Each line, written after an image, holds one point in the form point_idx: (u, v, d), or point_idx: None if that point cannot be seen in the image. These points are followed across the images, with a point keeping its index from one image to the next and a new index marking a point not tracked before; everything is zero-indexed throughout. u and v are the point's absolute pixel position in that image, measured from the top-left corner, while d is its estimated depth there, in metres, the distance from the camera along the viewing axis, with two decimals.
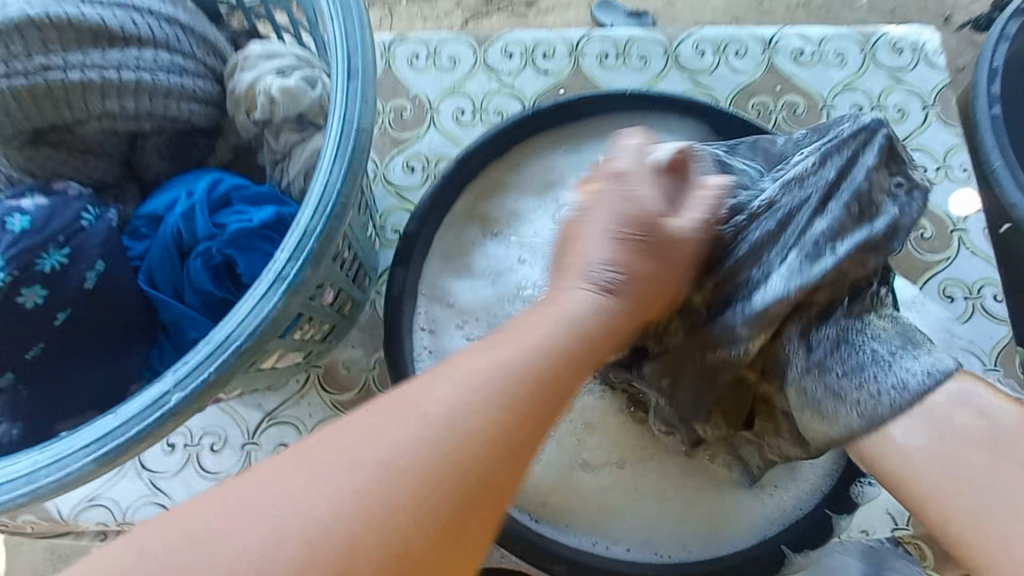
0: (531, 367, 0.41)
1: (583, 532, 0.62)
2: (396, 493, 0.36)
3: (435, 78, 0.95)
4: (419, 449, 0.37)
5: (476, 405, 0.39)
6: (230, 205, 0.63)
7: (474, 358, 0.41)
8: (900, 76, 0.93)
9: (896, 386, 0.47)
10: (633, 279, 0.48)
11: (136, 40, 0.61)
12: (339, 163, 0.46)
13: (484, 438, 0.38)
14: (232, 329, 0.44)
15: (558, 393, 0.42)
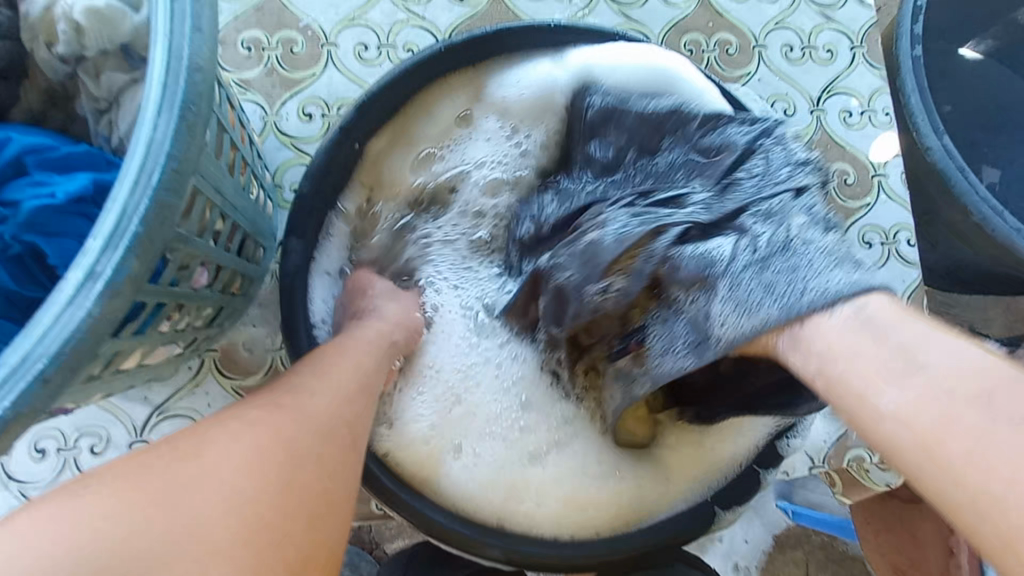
0: (342, 397, 0.44)
1: (532, 517, 0.58)
2: (207, 527, 0.31)
3: (330, 3, 0.81)
4: (240, 480, 0.34)
5: (285, 449, 0.37)
6: (31, 170, 0.40)
7: (263, 417, 0.38)
8: (831, 14, 0.90)
9: (817, 291, 0.43)
10: (418, 314, 0.59)
11: None
12: (168, 110, 0.30)
13: (285, 469, 0.36)
14: (19, 353, 0.28)
15: (332, 460, 0.39)
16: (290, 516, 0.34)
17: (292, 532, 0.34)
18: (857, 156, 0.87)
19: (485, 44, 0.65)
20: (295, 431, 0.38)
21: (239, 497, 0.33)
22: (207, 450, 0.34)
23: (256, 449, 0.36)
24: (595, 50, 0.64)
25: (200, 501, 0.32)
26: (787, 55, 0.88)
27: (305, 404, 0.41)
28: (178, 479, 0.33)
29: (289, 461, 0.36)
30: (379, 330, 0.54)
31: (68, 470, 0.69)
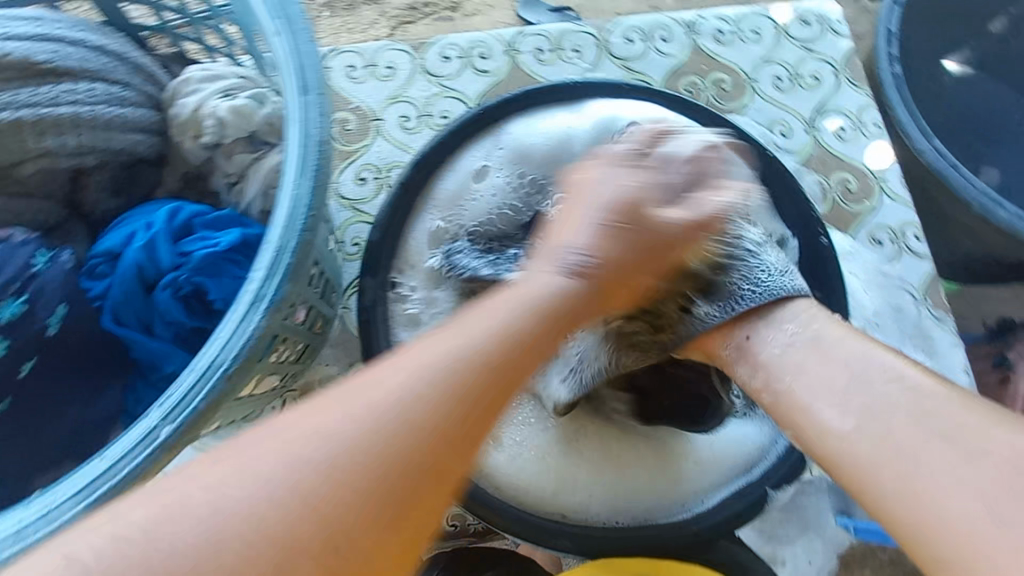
0: (472, 360, 0.40)
1: (596, 507, 0.63)
2: (361, 465, 0.35)
3: (375, 86, 0.95)
4: (391, 423, 0.36)
5: (455, 377, 0.39)
6: (196, 231, 0.50)
7: (425, 347, 0.41)
8: (812, 46, 1.01)
9: (781, 291, 0.58)
10: (609, 264, 0.50)
11: (57, 70, 0.51)
12: (307, 173, 0.41)
13: (431, 416, 0.37)
14: (213, 357, 0.37)
15: (456, 424, 0.38)
16: (436, 456, 0.37)
17: (442, 476, 0.37)
18: (857, 165, 0.95)
19: (513, 104, 0.77)
20: (481, 343, 0.41)
21: (397, 437, 0.36)
22: (363, 398, 0.37)
23: (408, 386, 0.38)
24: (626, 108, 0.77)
25: (345, 434, 0.35)
26: (777, 85, 0.98)
27: (508, 305, 0.45)
28: (281, 457, 0.34)
29: (464, 395, 0.39)
30: (534, 294, 0.46)
31: None
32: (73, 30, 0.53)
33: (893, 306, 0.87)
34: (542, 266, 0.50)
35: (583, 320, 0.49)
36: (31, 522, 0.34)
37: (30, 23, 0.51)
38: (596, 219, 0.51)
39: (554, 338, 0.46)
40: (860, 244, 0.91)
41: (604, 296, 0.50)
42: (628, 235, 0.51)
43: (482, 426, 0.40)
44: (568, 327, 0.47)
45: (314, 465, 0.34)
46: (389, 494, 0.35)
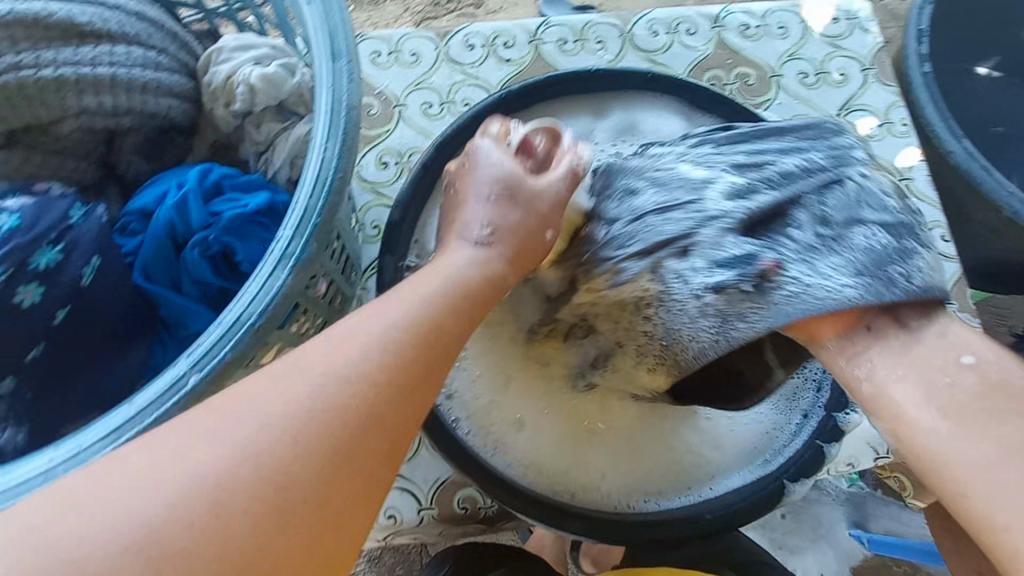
0: (397, 333, 0.41)
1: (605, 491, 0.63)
2: (314, 424, 0.36)
3: (399, 73, 0.96)
4: (341, 392, 0.38)
5: (393, 347, 0.41)
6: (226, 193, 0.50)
7: (380, 311, 0.42)
8: (839, 43, 1.00)
9: (904, 280, 0.47)
10: (506, 232, 0.51)
11: (99, 33, 0.52)
12: (335, 137, 0.41)
13: (370, 389, 0.39)
14: (238, 312, 0.38)
15: (394, 391, 0.39)
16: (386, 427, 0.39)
17: (394, 438, 0.39)
18: (883, 163, 0.93)
19: (537, 89, 0.77)
20: (408, 314, 0.42)
21: (335, 418, 0.37)
22: (317, 364, 0.38)
23: (360, 352, 0.39)
24: (648, 113, 0.79)
25: (308, 389, 0.37)
26: (803, 81, 0.97)
27: (436, 282, 0.46)
28: (224, 434, 0.35)
29: (405, 365, 0.40)
30: (456, 262, 0.49)
31: None
32: None
33: None
34: (455, 241, 0.51)
35: (508, 286, 0.51)
36: (61, 461, 0.35)
37: None
38: (485, 195, 0.53)
39: (462, 320, 0.45)
40: None
41: (523, 264, 0.52)
42: (514, 209, 0.52)
43: (417, 396, 0.41)
44: (496, 299, 0.50)
45: (259, 446, 0.35)
46: (331, 456, 0.36)
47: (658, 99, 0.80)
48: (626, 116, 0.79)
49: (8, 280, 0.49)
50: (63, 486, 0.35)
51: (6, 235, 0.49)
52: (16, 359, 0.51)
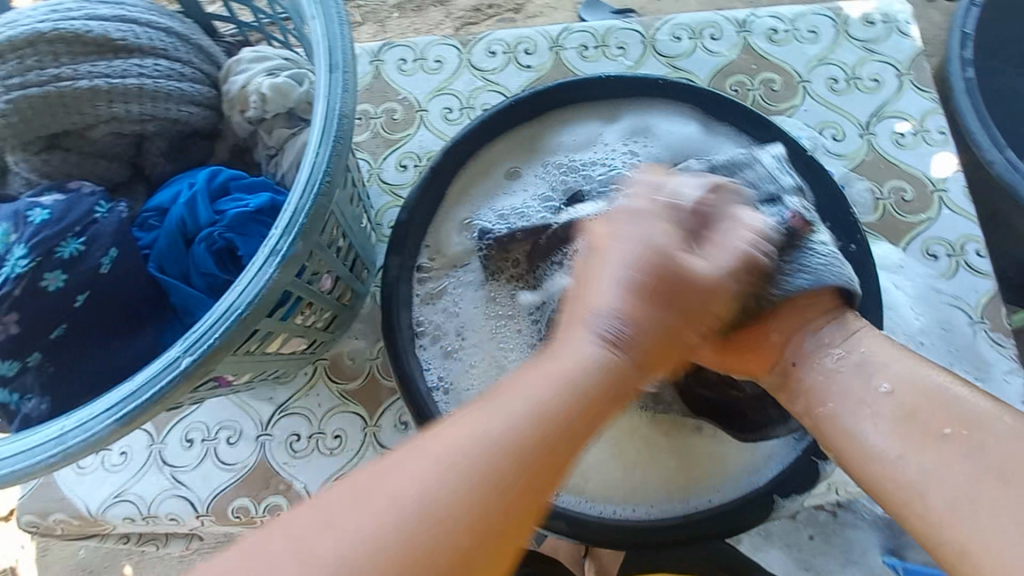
0: (529, 433, 0.39)
1: (588, 493, 0.64)
2: (448, 510, 0.36)
3: (423, 79, 0.99)
4: (445, 481, 0.37)
5: (506, 450, 0.38)
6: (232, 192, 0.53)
7: (480, 421, 0.39)
8: (873, 47, 0.96)
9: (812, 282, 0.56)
10: (643, 330, 0.46)
11: (130, 46, 0.51)
12: (326, 143, 0.44)
13: (507, 459, 0.38)
14: (230, 302, 0.41)
15: (530, 482, 0.38)
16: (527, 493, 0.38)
17: (518, 513, 0.38)
18: (915, 174, 0.89)
19: (547, 96, 0.79)
20: (549, 389, 0.42)
21: (469, 485, 0.37)
22: (456, 446, 0.38)
23: (497, 424, 0.39)
24: (661, 114, 0.79)
25: (416, 494, 0.36)
26: (832, 87, 0.94)
27: (542, 375, 0.43)
28: (351, 529, 0.35)
29: (511, 474, 0.38)
30: (588, 356, 0.44)
31: (210, 458, 0.83)
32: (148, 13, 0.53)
33: (943, 325, 0.82)
34: (580, 334, 0.46)
35: (633, 391, 0.46)
36: (70, 430, 0.39)
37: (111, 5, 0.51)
38: (621, 278, 0.47)
39: (592, 421, 0.42)
40: (911, 257, 0.85)
41: (655, 363, 0.47)
42: (661, 303, 0.47)
43: (534, 500, 0.39)
44: (616, 402, 0.44)
45: (369, 542, 0.35)
46: (484, 523, 0.37)
47: (670, 103, 0.79)
48: (637, 122, 0.79)
49: (34, 267, 0.46)
50: (73, 450, 0.39)
51: (34, 225, 0.47)
52: (36, 341, 0.47)
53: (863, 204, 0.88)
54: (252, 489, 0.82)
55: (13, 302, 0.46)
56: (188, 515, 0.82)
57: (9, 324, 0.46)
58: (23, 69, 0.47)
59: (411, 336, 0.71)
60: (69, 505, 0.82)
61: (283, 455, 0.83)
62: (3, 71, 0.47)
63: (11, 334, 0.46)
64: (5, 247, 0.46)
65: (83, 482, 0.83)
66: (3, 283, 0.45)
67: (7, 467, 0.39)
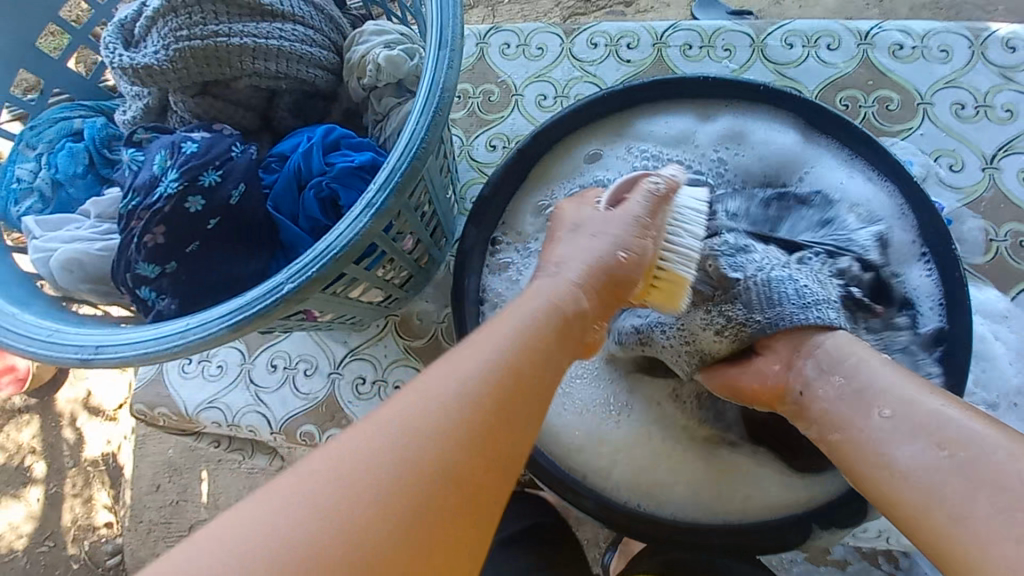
0: (497, 368, 0.40)
1: (622, 482, 0.65)
2: (426, 445, 0.36)
3: (523, 64, 1.03)
4: (428, 420, 0.37)
5: (485, 385, 0.39)
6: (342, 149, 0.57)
7: (455, 361, 0.41)
8: (1013, 74, 0.87)
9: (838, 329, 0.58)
10: (598, 288, 0.52)
11: (275, 11, 0.57)
12: (426, 113, 0.49)
13: (481, 394, 0.39)
14: (329, 243, 0.47)
15: (508, 417, 0.39)
16: (494, 431, 0.38)
17: (491, 450, 0.38)
18: None
19: (642, 91, 0.79)
20: (522, 329, 0.44)
21: (443, 422, 0.37)
22: (430, 394, 0.38)
23: (468, 369, 0.40)
24: (754, 121, 0.77)
25: (395, 433, 0.36)
26: (957, 113, 0.87)
27: (512, 318, 0.45)
28: (326, 475, 0.34)
29: (491, 404, 0.39)
30: (546, 304, 0.47)
31: (287, 384, 0.94)
32: None
33: None
34: (534, 289, 0.49)
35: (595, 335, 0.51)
36: (192, 329, 0.47)
37: None
38: (590, 249, 0.53)
39: (557, 359, 0.44)
40: (1019, 308, 0.78)
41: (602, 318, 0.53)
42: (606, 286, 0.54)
43: (509, 430, 0.39)
44: (573, 344, 0.47)
45: (350, 483, 0.34)
46: (457, 464, 0.36)
47: (766, 111, 0.77)
48: (733, 126, 0.77)
49: (182, 189, 0.50)
50: (192, 344, 0.47)
51: (185, 154, 0.51)
52: (175, 252, 0.51)
53: (971, 243, 0.81)
54: (318, 418, 0.92)
55: (164, 218, 0.50)
56: (264, 430, 0.93)
57: (157, 235, 0.50)
58: (190, 24, 0.54)
59: (476, 302, 0.76)
60: (171, 402, 0.96)
61: (349, 395, 0.92)
62: (172, 22, 0.54)
63: (157, 243, 0.50)
64: (161, 170, 0.51)
65: (185, 385, 0.96)
66: (158, 200, 0.50)
67: (141, 348, 0.48)
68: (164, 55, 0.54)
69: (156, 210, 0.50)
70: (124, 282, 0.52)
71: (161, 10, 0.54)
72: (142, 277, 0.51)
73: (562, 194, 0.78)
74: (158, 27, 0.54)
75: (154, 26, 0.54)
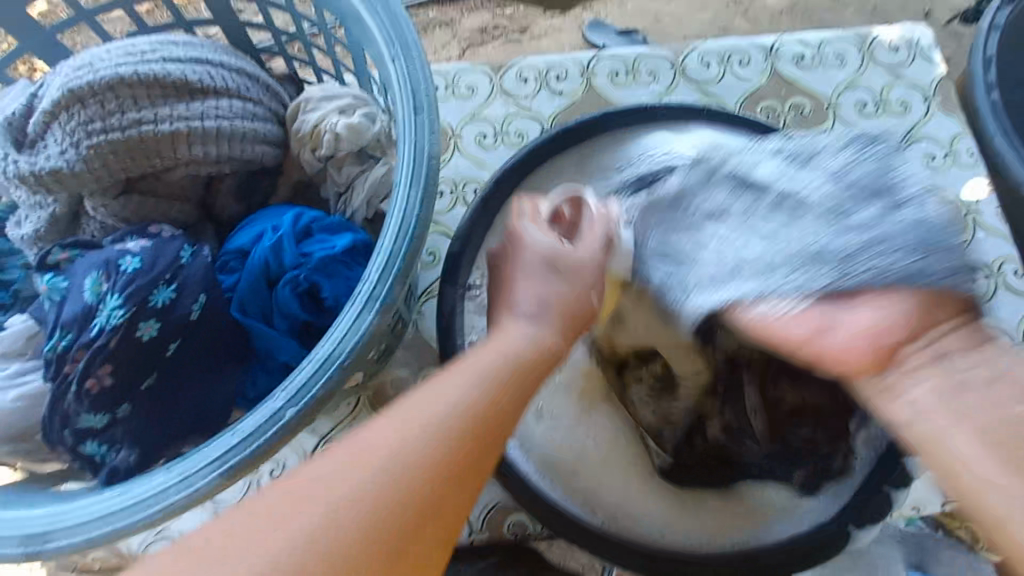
0: (442, 424, 0.38)
1: (654, 524, 0.62)
2: (389, 492, 0.35)
3: (455, 106, 1.00)
4: (397, 467, 0.35)
5: (436, 432, 0.38)
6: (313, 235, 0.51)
7: (363, 424, 0.38)
8: (899, 72, 0.98)
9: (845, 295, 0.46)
10: (560, 306, 0.50)
11: (206, 89, 0.51)
12: (417, 186, 0.44)
13: (453, 439, 0.38)
14: (331, 350, 0.40)
15: (457, 473, 0.37)
16: (461, 478, 0.37)
17: (441, 502, 0.36)
18: (949, 196, 0.90)
19: (595, 125, 0.79)
20: (467, 387, 0.41)
21: (417, 460, 0.36)
22: (384, 441, 0.37)
23: (425, 415, 0.39)
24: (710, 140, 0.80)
25: (371, 474, 0.35)
26: (861, 111, 0.96)
27: (452, 382, 0.41)
28: (294, 515, 0.33)
29: (444, 459, 0.37)
30: (523, 336, 0.46)
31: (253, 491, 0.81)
32: (220, 54, 0.53)
33: None
34: (506, 321, 0.49)
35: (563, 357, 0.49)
36: (172, 487, 0.38)
37: (184, 46, 0.51)
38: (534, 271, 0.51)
39: (515, 403, 0.42)
40: None
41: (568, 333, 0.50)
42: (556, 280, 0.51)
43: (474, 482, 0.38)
44: (548, 375, 0.46)
45: (312, 536, 0.32)
46: (420, 506, 0.35)
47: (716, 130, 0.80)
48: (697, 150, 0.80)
49: (130, 317, 0.44)
50: (175, 507, 0.38)
51: (127, 274, 0.45)
52: (128, 392, 0.45)
53: None
54: None
55: (111, 352, 0.44)
56: None
57: (103, 376, 0.44)
58: (103, 114, 0.47)
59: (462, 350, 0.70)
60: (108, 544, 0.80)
61: None
62: (81, 114, 0.47)
63: (107, 384, 0.44)
64: (97, 296, 0.45)
65: None
66: (99, 333, 0.44)
67: (108, 525, 0.38)
68: (76, 153, 0.47)
69: (100, 345, 0.44)
70: (61, 440, 0.45)
71: (63, 101, 0.47)
72: (86, 431, 0.45)
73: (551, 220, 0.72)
74: (63, 121, 0.48)
75: (57, 120, 0.48)
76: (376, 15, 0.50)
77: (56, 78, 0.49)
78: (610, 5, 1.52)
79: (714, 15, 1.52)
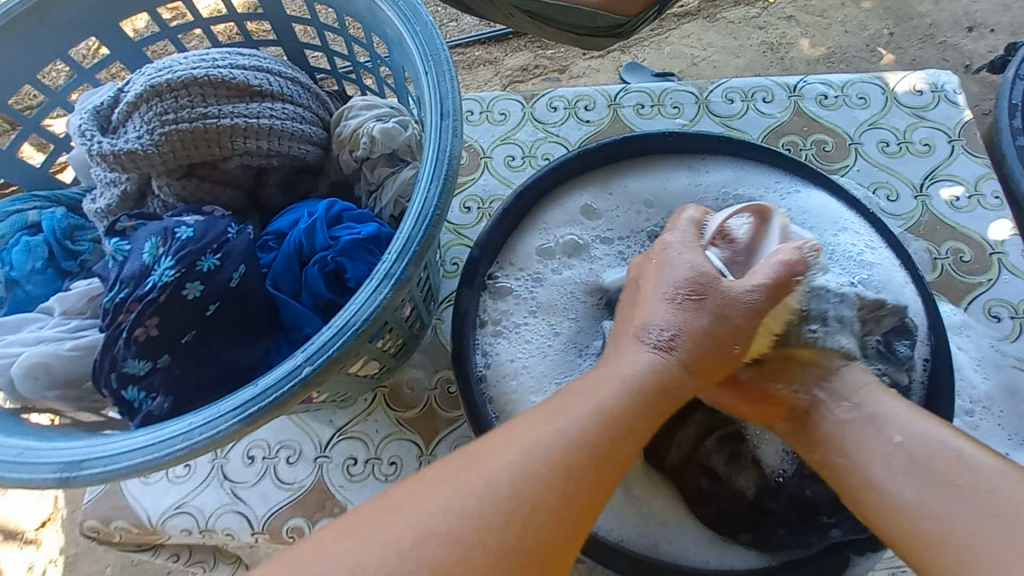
0: (560, 447, 0.39)
1: (656, 536, 0.62)
2: (514, 498, 0.36)
3: (488, 129, 1.06)
4: (511, 477, 0.37)
5: (554, 456, 0.39)
6: (344, 222, 0.58)
7: (504, 441, 0.40)
8: (923, 114, 1.00)
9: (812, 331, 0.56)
10: (687, 335, 0.48)
11: (264, 92, 0.58)
12: (437, 180, 0.49)
13: (569, 459, 0.39)
14: (349, 318, 0.45)
15: (579, 493, 0.38)
16: (575, 503, 0.38)
17: (571, 526, 0.37)
18: (973, 236, 0.90)
19: (615, 149, 0.83)
20: (592, 420, 0.42)
21: (535, 473, 0.38)
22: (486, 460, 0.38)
23: (553, 432, 0.40)
24: (729, 172, 0.83)
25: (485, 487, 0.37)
26: (883, 149, 0.98)
27: (594, 395, 0.44)
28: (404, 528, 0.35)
29: (564, 486, 0.38)
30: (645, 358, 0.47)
31: (268, 477, 0.84)
32: (278, 64, 0.61)
33: (1009, 388, 0.80)
34: (632, 344, 0.49)
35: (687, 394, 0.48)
36: (199, 427, 0.43)
37: (250, 56, 0.59)
38: (670, 295, 0.50)
39: (646, 425, 0.44)
40: (972, 317, 0.85)
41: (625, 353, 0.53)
42: (706, 313, 0.49)
43: (579, 517, 0.38)
44: (669, 403, 0.46)
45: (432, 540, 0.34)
46: (563, 505, 0.37)
47: (736, 161, 0.83)
48: (723, 176, 0.83)
49: (178, 277, 0.51)
50: (198, 447, 0.42)
51: (181, 240, 0.52)
52: (170, 345, 0.51)
53: (921, 263, 0.88)
54: (306, 510, 0.82)
55: (159, 307, 0.50)
56: (243, 532, 0.82)
57: (150, 327, 0.50)
58: (178, 108, 0.55)
59: (476, 334, 0.74)
60: (129, 514, 0.84)
61: (339, 478, 0.84)
62: (159, 106, 0.55)
63: (152, 336, 0.50)
64: (153, 258, 0.51)
65: (147, 492, 0.85)
66: (152, 289, 0.50)
67: (140, 457, 0.42)
68: (149, 139, 0.55)
69: (150, 300, 0.50)
70: (107, 383, 0.51)
71: (144, 95, 0.55)
72: (129, 376, 0.51)
73: (557, 238, 0.80)
74: (141, 112, 0.55)
75: (136, 111, 0.56)
76: (415, 35, 0.56)
77: (138, 76, 0.57)
78: (648, 49, 1.59)
79: (750, 61, 1.57)
